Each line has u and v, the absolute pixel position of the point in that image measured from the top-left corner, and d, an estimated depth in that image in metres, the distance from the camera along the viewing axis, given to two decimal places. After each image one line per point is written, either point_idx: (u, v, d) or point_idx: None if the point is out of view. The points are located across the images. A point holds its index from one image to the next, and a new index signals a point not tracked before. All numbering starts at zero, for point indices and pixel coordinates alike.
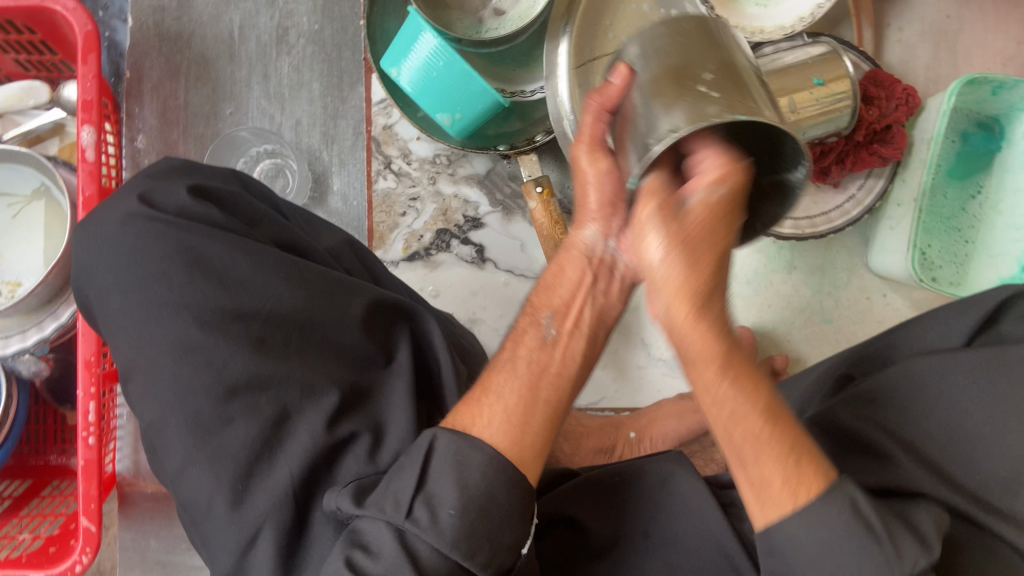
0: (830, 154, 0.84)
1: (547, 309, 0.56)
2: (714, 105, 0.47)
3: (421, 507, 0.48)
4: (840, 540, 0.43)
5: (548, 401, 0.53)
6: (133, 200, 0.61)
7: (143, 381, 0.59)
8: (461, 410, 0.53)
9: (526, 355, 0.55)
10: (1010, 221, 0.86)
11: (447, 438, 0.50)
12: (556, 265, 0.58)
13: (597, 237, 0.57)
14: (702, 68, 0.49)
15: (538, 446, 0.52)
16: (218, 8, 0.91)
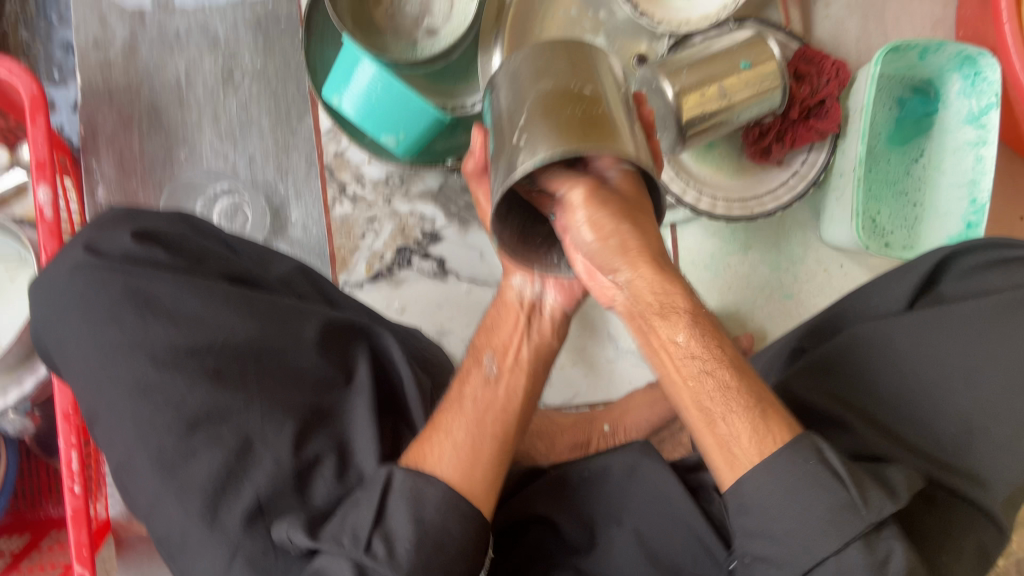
0: (768, 134, 0.86)
1: (488, 350, 0.64)
2: (574, 133, 0.47)
3: (378, 542, 0.51)
4: (806, 481, 0.50)
5: (494, 431, 0.59)
6: (80, 250, 0.64)
7: (108, 425, 0.62)
8: (414, 449, 0.58)
9: (471, 392, 0.61)
10: (953, 180, 0.87)
11: (401, 475, 0.54)
12: (495, 311, 0.67)
13: (523, 283, 0.66)
14: (567, 92, 0.49)
15: (488, 481, 0.57)
16: (163, 56, 0.93)
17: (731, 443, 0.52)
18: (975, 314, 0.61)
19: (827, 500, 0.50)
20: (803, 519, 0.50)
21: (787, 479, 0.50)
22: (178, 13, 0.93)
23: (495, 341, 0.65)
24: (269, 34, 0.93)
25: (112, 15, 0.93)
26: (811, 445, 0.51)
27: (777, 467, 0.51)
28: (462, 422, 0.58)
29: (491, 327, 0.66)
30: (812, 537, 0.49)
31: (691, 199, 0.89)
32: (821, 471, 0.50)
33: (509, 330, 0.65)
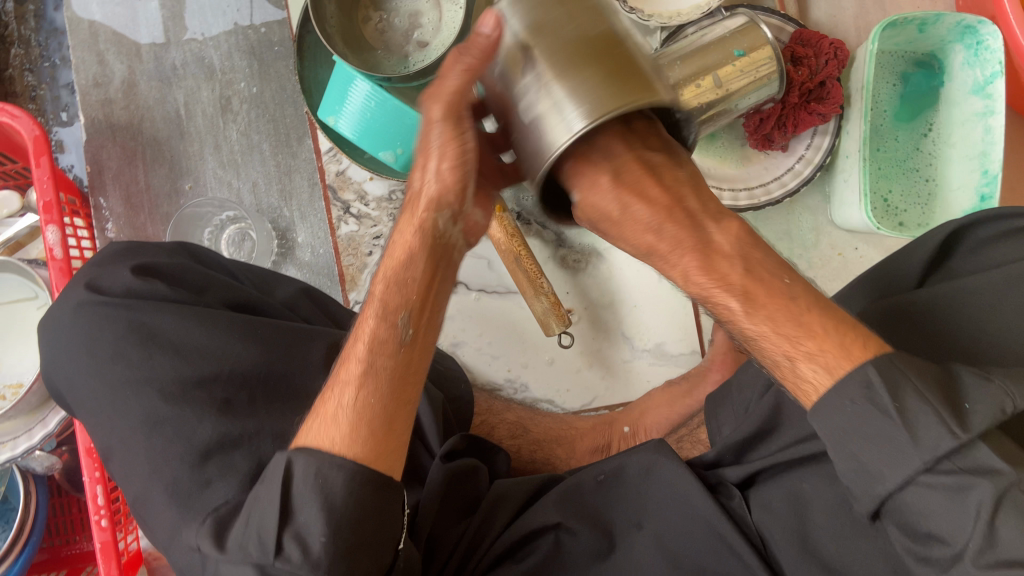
0: (769, 120, 0.85)
1: (405, 309, 0.57)
2: (624, 87, 0.49)
3: (291, 543, 0.49)
4: (861, 420, 0.46)
5: (407, 400, 0.56)
6: (82, 290, 0.65)
7: (123, 460, 0.62)
8: (318, 428, 0.54)
9: (383, 365, 0.55)
10: (963, 153, 0.84)
11: (301, 461, 0.51)
12: (405, 251, 0.57)
13: (444, 219, 0.58)
14: (597, 38, 0.50)
15: (396, 451, 0.55)
16: (161, 90, 0.94)
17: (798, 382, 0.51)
18: (985, 290, 0.59)
19: (880, 440, 0.45)
20: (871, 461, 0.46)
21: (846, 419, 0.47)
22: (172, 46, 0.94)
23: (410, 295, 0.57)
24: (264, 59, 0.93)
25: (109, 52, 0.94)
26: (862, 379, 0.47)
27: (827, 410, 0.48)
28: (372, 396, 0.54)
29: (404, 281, 0.57)
30: (884, 467, 0.45)
31: None
32: (868, 408, 0.46)
33: (427, 277, 0.58)
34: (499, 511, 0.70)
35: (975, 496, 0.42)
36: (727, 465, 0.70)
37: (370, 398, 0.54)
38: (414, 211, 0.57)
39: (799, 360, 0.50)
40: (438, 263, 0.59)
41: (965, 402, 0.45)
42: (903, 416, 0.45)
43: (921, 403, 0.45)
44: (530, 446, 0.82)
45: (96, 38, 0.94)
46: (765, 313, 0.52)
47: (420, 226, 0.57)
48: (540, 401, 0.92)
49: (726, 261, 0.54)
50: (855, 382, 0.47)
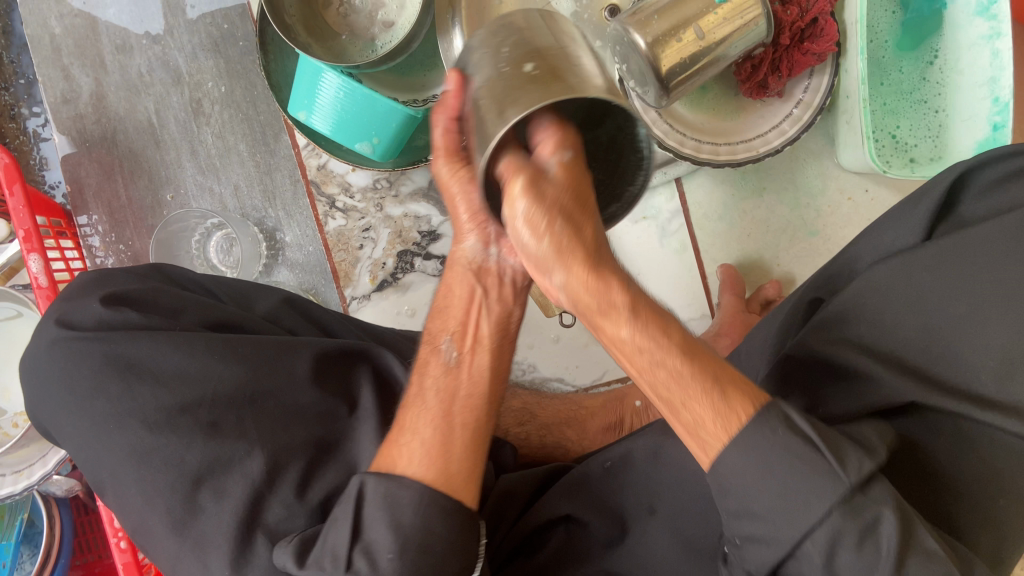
0: (762, 66, 0.79)
1: (444, 334, 0.59)
2: (512, 104, 0.43)
3: (360, 557, 0.49)
4: (766, 456, 0.42)
5: (465, 421, 0.55)
6: (52, 326, 0.64)
7: (116, 494, 0.61)
8: (382, 452, 0.54)
9: (431, 385, 0.56)
10: (973, 79, 0.78)
11: (372, 482, 0.51)
12: (447, 287, 0.61)
13: (478, 246, 0.60)
14: (495, 77, 0.47)
15: (465, 472, 0.53)
16: (130, 99, 0.91)
17: (694, 426, 0.44)
18: (997, 237, 0.54)
19: (793, 471, 0.41)
20: (783, 497, 0.41)
21: (745, 458, 0.42)
22: (136, 52, 0.91)
23: (451, 323, 0.59)
24: (229, 56, 0.90)
25: (74, 66, 0.91)
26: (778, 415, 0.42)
27: (737, 444, 0.42)
28: (426, 419, 0.54)
29: (442, 310, 0.60)
30: (790, 510, 0.41)
31: (691, 149, 0.82)
32: (787, 438, 0.42)
33: (465, 305, 0.60)
34: (510, 506, 0.68)
35: (885, 531, 0.40)
36: None
37: (422, 420, 0.54)
38: (455, 251, 0.61)
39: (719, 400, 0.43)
40: (476, 289, 0.60)
41: (871, 444, 0.44)
42: (822, 451, 0.41)
43: (836, 440, 0.43)
44: (539, 432, 0.80)
45: (59, 53, 0.91)
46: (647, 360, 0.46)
47: (454, 260, 0.61)
48: (550, 381, 0.90)
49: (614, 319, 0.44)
50: (765, 420, 0.42)
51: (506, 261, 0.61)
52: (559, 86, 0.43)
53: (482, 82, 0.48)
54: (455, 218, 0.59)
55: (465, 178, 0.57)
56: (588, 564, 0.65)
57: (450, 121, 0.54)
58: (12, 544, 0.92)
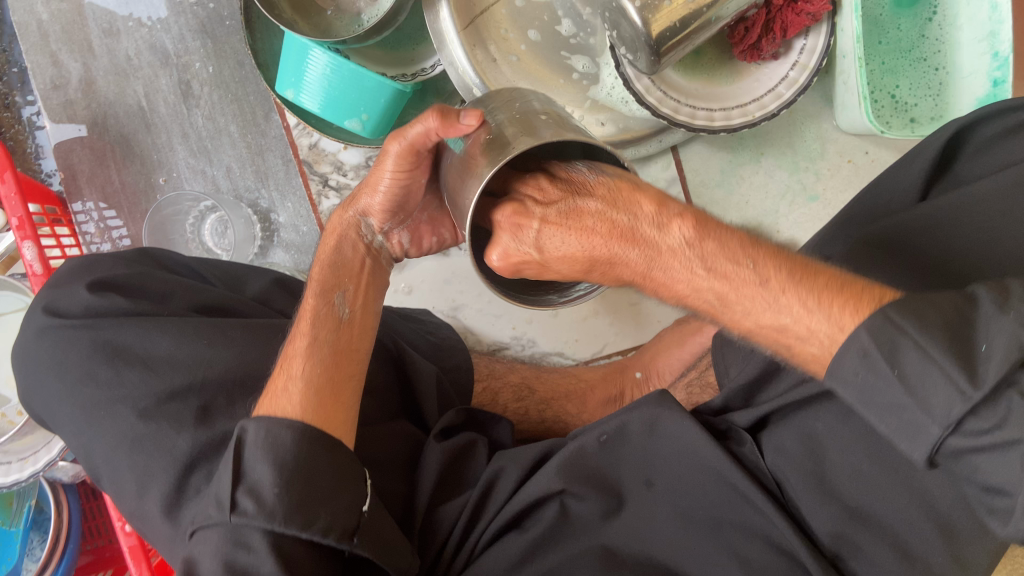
0: (754, 27, 0.78)
1: (337, 289, 0.65)
2: (535, 137, 0.49)
3: (245, 497, 0.51)
4: (876, 391, 0.42)
5: (351, 374, 0.62)
6: (41, 315, 0.64)
7: (110, 480, 0.61)
8: (263, 402, 0.58)
9: (325, 337, 0.62)
10: (973, 35, 0.77)
11: (254, 428, 0.54)
12: (334, 246, 0.68)
13: (369, 225, 0.68)
14: (507, 120, 0.53)
15: (343, 419, 0.59)
16: (119, 83, 0.91)
17: (799, 345, 0.46)
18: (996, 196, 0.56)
19: (897, 411, 0.41)
20: (900, 425, 0.41)
21: (858, 391, 0.43)
22: (123, 35, 0.90)
23: (342, 276, 0.66)
24: (217, 36, 0.89)
25: (62, 51, 0.90)
26: (858, 349, 0.42)
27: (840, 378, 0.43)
28: (316, 368, 0.60)
29: (336, 263, 0.67)
30: (904, 431, 0.41)
31: (686, 115, 0.81)
32: (874, 380, 0.42)
33: (356, 260, 0.68)
34: (502, 480, 0.68)
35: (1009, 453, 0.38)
36: (735, 408, 0.67)
37: (314, 369, 0.59)
38: (343, 214, 0.69)
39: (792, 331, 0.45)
40: (362, 252, 0.68)
41: (976, 344, 0.40)
42: (907, 382, 0.41)
43: (924, 361, 0.40)
44: (539, 406, 0.80)
45: (46, 39, 0.90)
46: (740, 307, 0.47)
47: (343, 226, 0.68)
48: (550, 355, 0.89)
49: (678, 259, 0.48)
50: (852, 352, 0.42)
51: (387, 248, 0.71)
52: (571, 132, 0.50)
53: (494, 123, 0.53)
54: (372, 199, 0.66)
55: (401, 166, 0.61)
56: (583, 540, 0.64)
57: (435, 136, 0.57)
58: (21, 530, 0.95)
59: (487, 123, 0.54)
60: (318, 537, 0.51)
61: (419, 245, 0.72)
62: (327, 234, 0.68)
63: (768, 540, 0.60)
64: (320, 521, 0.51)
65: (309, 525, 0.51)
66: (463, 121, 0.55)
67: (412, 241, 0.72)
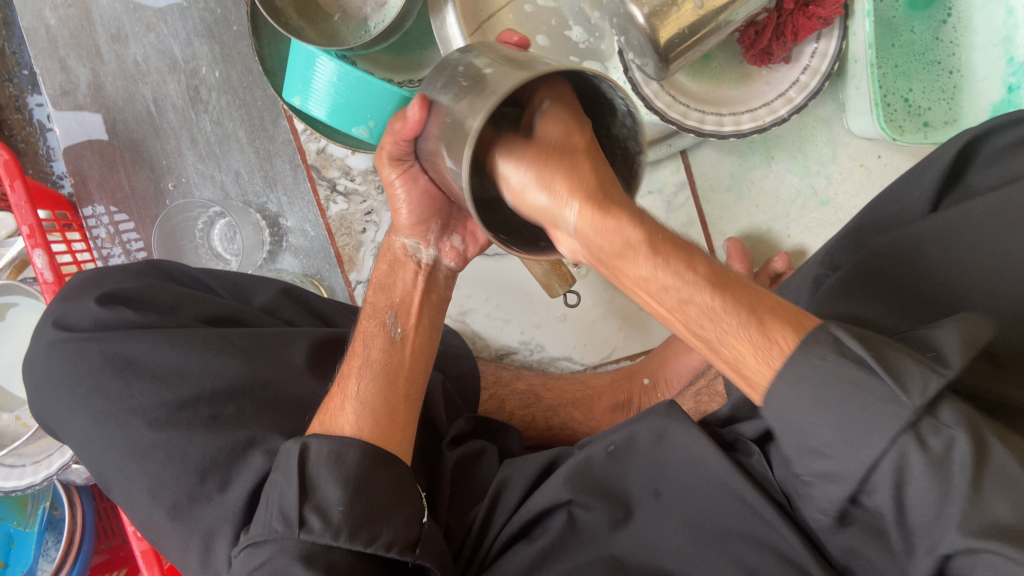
0: (765, 32, 0.77)
1: (390, 309, 0.66)
2: (472, 112, 0.44)
3: (309, 513, 0.52)
4: (838, 376, 0.38)
5: (406, 393, 0.63)
6: (52, 328, 0.64)
7: (121, 491, 0.61)
8: (321, 418, 0.60)
9: (378, 357, 0.64)
10: (988, 38, 0.77)
11: (316, 444, 0.55)
12: (386, 273, 0.68)
13: (417, 245, 0.66)
14: (449, 99, 0.47)
15: (399, 438, 0.60)
16: (128, 88, 0.91)
17: (741, 361, 0.43)
18: (1005, 209, 0.55)
19: (860, 396, 0.37)
20: (844, 433, 0.38)
21: (812, 385, 0.39)
22: (131, 41, 0.90)
23: (394, 298, 0.66)
24: (224, 41, 0.89)
25: (70, 57, 0.91)
26: (827, 337, 0.39)
27: (793, 376, 0.39)
28: (369, 385, 0.61)
29: (387, 285, 0.67)
30: (853, 443, 0.38)
31: (696, 120, 0.80)
32: (842, 364, 0.38)
33: (410, 285, 0.67)
34: (510, 490, 0.68)
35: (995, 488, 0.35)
36: (743, 419, 0.67)
37: (368, 386, 0.61)
38: (391, 241, 0.68)
39: (742, 341, 0.42)
40: (421, 276, 0.68)
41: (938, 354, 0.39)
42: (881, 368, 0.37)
43: (899, 354, 0.38)
44: (545, 414, 0.80)
45: (55, 44, 0.90)
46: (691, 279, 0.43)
47: (393, 253, 0.68)
48: (558, 360, 0.89)
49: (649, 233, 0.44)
50: (818, 341, 0.40)
51: (441, 261, 0.68)
52: (509, 81, 0.43)
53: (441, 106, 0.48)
54: (396, 217, 0.64)
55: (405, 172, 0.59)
56: (591, 549, 0.65)
57: (399, 141, 0.55)
58: (36, 532, 0.95)
59: (433, 104, 0.49)
60: (381, 552, 0.52)
61: (466, 250, 0.68)
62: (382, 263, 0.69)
63: (776, 552, 0.59)
64: (384, 535, 0.53)
65: (373, 540, 0.52)
66: (410, 114, 0.51)
67: (465, 245, 0.68)
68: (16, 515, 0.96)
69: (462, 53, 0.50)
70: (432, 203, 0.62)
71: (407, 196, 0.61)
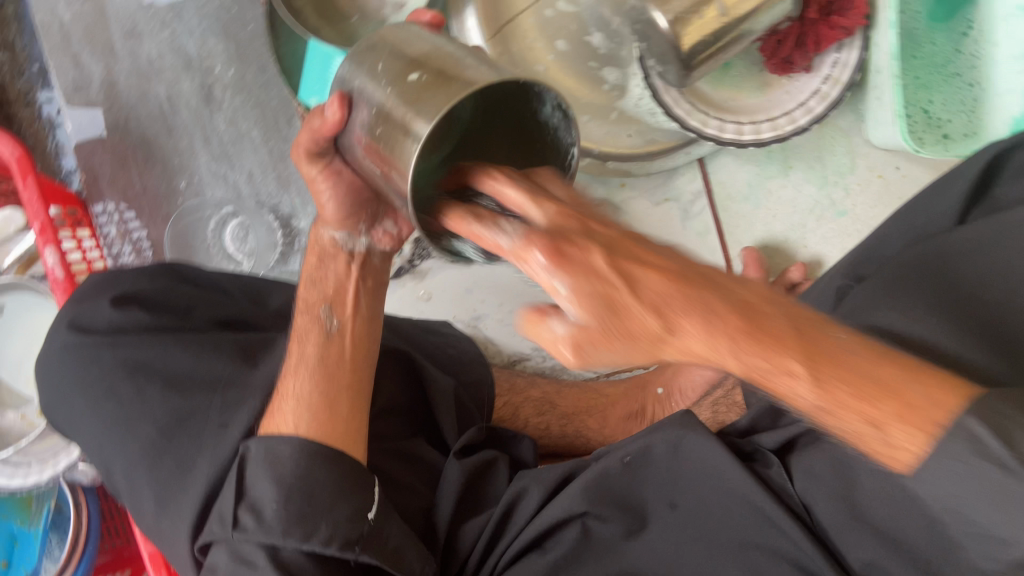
0: (787, 41, 0.77)
1: (323, 302, 0.64)
2: (417, 121, 0.40)
3: (246, 514, 0.53)
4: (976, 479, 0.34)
5: (349, 384, 0.61)
6: (67, 329, 0.64)
7: (131, 496, 0.60)
8: (267, 418, 0.58)
9: (313, 351, 0.61)
10: (1010, 52, 0.76)
11: (257, 446, 0.55)
12: (317, 263, 0.65)
13: (345, 232, 0.64)
14: (383, 100, 0.43)
15: (348, 439, 0.58)
16: (141, 86, 0.90)
17: (889, 448, 0.35)
18: None
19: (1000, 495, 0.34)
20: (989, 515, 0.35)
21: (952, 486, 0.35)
22: (146, 38, 0.89)
23: (326, 289, 0.64)
24: (240, 40, 0.88)
25: (84, 53, 0.90)
26: (966, 438, 0.33)
27: (943, 475, 0.35)
28: (305, 382, 0.59)
29: (318, 277, 0.65)
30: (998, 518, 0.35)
31: (714, 128, 0.79)
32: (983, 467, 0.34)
33: (341, 275, 0.65)
34: (524, 501, 0.67)
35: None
36: (762, 431, 0.67)
37: (305, 384, 0.59)
38: (316, 231, 0.66)
39: (886, 426, 0.34)
40: (354, 265, 0.66)
41: None
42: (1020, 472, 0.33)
43: None
44: (560, 422, 0.80)
45: (69, 40, 0.90)
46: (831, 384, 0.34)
47: (318, 240, 0.66)
48: (570, 367, 0.88)
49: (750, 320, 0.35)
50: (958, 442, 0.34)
51: (376, 246, 0.67)
52: (457, 87, 0.39)
53: (373, 107, 0.44)
54: (321, 212, 0.61)
55: (329, 164, 0.56)
56: (604, 561, 0.64)
57: (317, 136, 0.51)
58: (41, 531, 0.95)
59: (356, 108, 0.46)
60: (318, 548, 0.51)
61: (401, 231, 0.66)
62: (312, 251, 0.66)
63: (798, 566, 0.58)
64: (321, 533, 0.52)
65: (309, 537, 0.52)
66: (330, 114, 0.47)
67: (399, 226, 0.66)
68: (20, 514, 0.95)
69: (393, 36, 0.46)
70: (359, 188, 0.59)
71: (333, 190, 0.58)
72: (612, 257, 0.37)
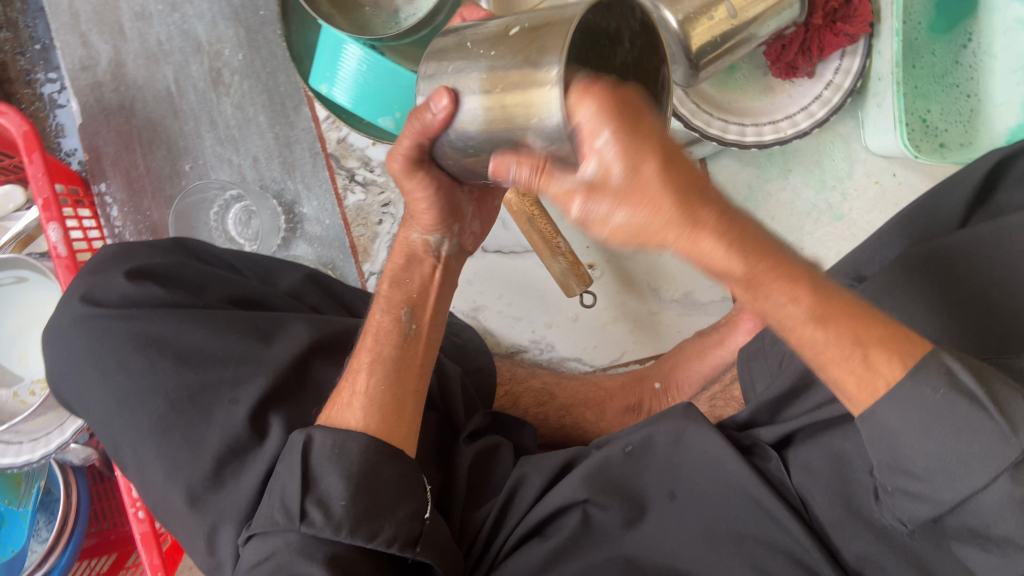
0: (791, 46, 0.78)
1: (405, 305, 0.64)
2: (541, 58, 0.39)
3: (315, 508, 0.52)
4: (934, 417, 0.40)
5: (417, 389, 0.62)
6: (78, 302, 0.64)
7: (137, 471, 0.61)
8: (331, 413, 0.60)
9: (388, 353, 0.62)
10: (1007, 64, 0.79)
11: (321, 437, 0.55)
12: (398, 268, 0.66)
13: (438, 239, 0.65)
14: (489, 65, 0.42)
15: (406, 433, 0.60)
16: (149, 68, 0.90)
17: (862, 381, 0.41)
18: None
19: (968, 434, 0.39)
20: (945, 458, 0.40)
21: (915, 416, 0.41)
22: (156, 20, 0.90)
23: (410, 294, 0.65)
24: (250, 25, 0.89)
25: (93, 33, 0.90)
26: (942, 369, 0.40)
27: (903, 403, 0.40)
28: (376, 381, 0.60)
29: (404, 281, 0.65)
30: (949, 474, 0.40)
31: (720, 127, 0.81)
32: (956, 399, 0.40)
33: (428, 278, 0.66)
34: (526, 488, 0.68)
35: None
36: (761, 424, 0.68)
37: (376, 385, 0.60)
38: (405, 234, 0.66)
39: (869, 353, 0.41)
40: (437, 268, 0.66)
41: None
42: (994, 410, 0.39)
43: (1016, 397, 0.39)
44: (559, 413, 0.81)
45: (77, 19, 0.90)
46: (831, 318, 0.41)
47: (405, 245, 0.66)
48: (567, 360, 0.89)
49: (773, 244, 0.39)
50: (929, 372, 0.40)
51: (462, 245, 0.68)
52: (565, 18, 0.40)
53: (478, 77, 0.43)
54: (417, 215, 0.61)
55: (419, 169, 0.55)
56: (605, 549, 0.65)
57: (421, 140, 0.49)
58: (29, 511, 0.94)
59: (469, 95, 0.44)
60: (381, 548, 0.53)
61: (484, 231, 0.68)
62: (397, 253, 0.66)
63: (792, 557, 0.59)
64: (384, 532, 0.53)
65: (374, 537, 0.52)
66: (434, 111, 0.45)
67: (483, 226, 0.68)
68: (8, 493, 0.95)
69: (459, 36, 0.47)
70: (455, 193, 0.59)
71: (430, 194, 0.57)
72: (655, 135, 0.36)
